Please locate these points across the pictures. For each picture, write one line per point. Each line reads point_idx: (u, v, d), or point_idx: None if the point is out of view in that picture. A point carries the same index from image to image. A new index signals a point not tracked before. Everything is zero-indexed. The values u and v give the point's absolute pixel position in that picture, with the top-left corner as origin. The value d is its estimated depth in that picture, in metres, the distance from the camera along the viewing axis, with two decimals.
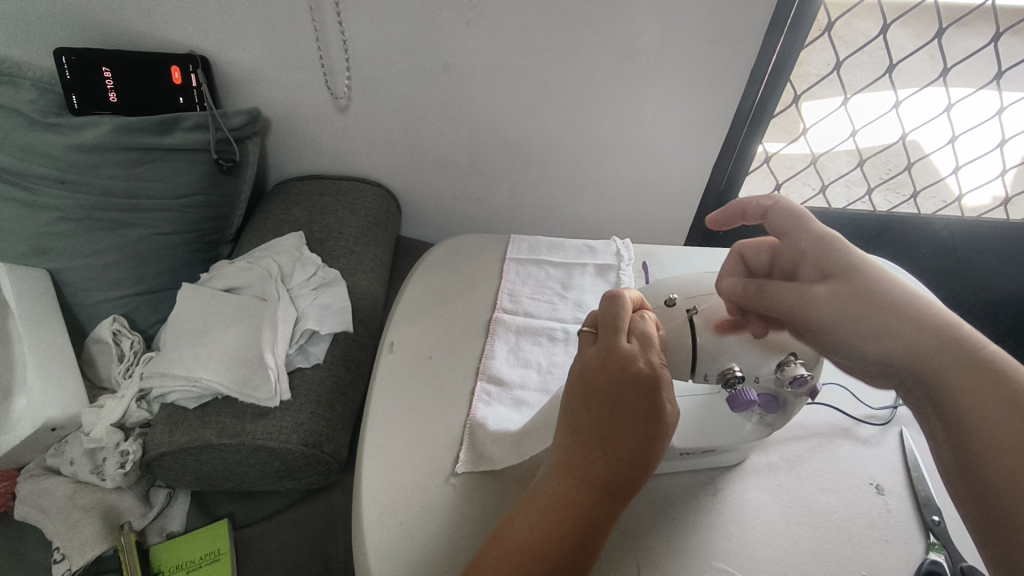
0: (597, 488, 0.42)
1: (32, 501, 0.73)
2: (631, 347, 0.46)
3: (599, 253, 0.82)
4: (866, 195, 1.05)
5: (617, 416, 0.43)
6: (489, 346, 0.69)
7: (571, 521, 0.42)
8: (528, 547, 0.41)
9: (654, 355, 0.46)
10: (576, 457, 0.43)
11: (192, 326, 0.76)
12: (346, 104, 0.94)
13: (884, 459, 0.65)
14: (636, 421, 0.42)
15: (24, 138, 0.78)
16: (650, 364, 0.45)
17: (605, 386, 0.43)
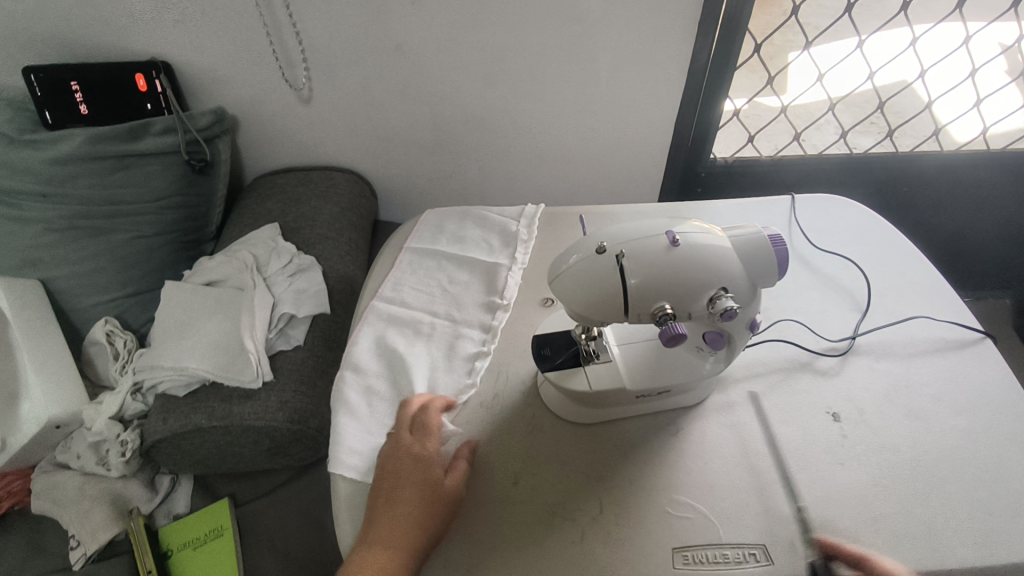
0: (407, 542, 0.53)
1: (46, 494, 0.78)
2: (411, 437, 0.60)
3: (495, 247, 0.83)
4: (839, 138, 1.15)
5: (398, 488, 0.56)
6: (355, 333, 0.73)
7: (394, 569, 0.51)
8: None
9: (431, 439, 0.60)
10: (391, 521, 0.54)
11: (176, 321, 0.80)
12: (309, 95, 0.96)
13: (842, 388, 0.67)
14: (416, 483, 0.56)
15: (4, 156, 0.84)
16: (423, 444, 0.59)
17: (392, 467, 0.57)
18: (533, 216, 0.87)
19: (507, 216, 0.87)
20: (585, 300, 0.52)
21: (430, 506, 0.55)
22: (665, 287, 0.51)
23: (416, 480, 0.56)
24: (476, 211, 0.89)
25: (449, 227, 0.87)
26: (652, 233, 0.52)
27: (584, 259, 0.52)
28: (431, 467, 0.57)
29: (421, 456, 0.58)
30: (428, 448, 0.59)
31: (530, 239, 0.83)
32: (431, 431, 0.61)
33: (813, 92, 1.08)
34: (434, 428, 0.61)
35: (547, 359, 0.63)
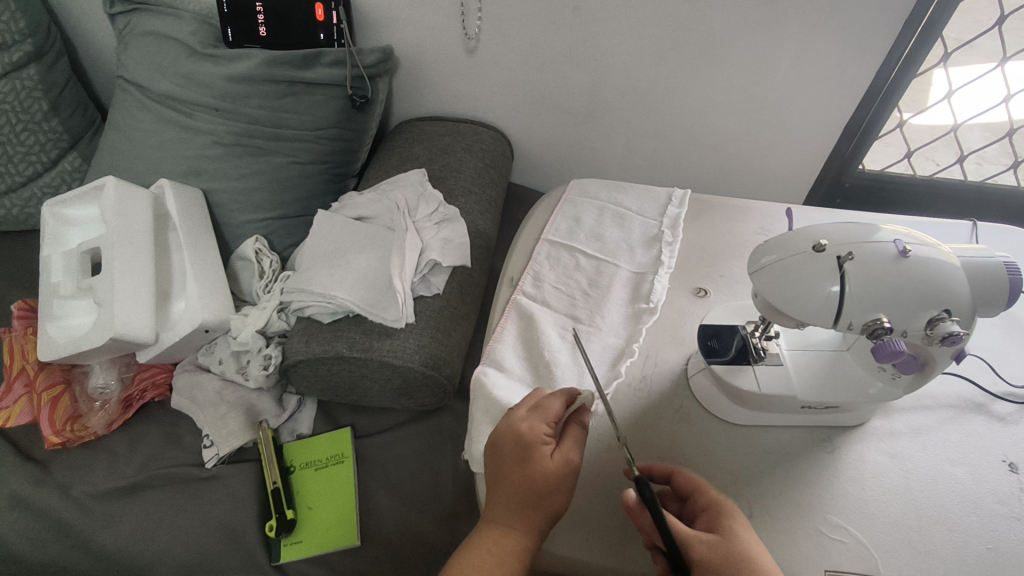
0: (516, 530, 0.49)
1: (187, 393, 0.84)
2: (520, 416, 0.53)
3: (637, 249, 0.77)
4: (1006, 170, 1.05)
5: (503, 472, 0.51)
6: (500, 327, 0.69)
7: (504, 556, 0.48)
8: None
9: (541, 423, 0.52)
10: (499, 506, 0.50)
11: (327, 249, 0.82)
12: (474, 46, 0.95)
13: (1020, 437, 0.62)
14: (518, 471, 0.50)
15: (188, 67, 0.89)
16: (530, 428, 0.51)
17: (499, 450, 0.51)
18: (676, 218, 0.81)
19: (647, 215, 0.82)
20: (789, 298, 0.49)
21: (537, 497, 0.49)
22: (883, 298, 0.48)
23: (520, 468, 0.50)
24: (617, 198, 0.85)
25: (586, 216, 0.82)
26: (878, 239, 0.49)
27: (796, 255, 0.49)
28: (534, 456, 0.50)
29: (529, 443, 0.50)
30: (537, 433, 0.51)
31: (674, 241, 0.77)
32: (545, 412, 0.52)
33: (997, 111, 1.00)
34: (549, 408, 0.52)
35: (713, 351, 0.60)
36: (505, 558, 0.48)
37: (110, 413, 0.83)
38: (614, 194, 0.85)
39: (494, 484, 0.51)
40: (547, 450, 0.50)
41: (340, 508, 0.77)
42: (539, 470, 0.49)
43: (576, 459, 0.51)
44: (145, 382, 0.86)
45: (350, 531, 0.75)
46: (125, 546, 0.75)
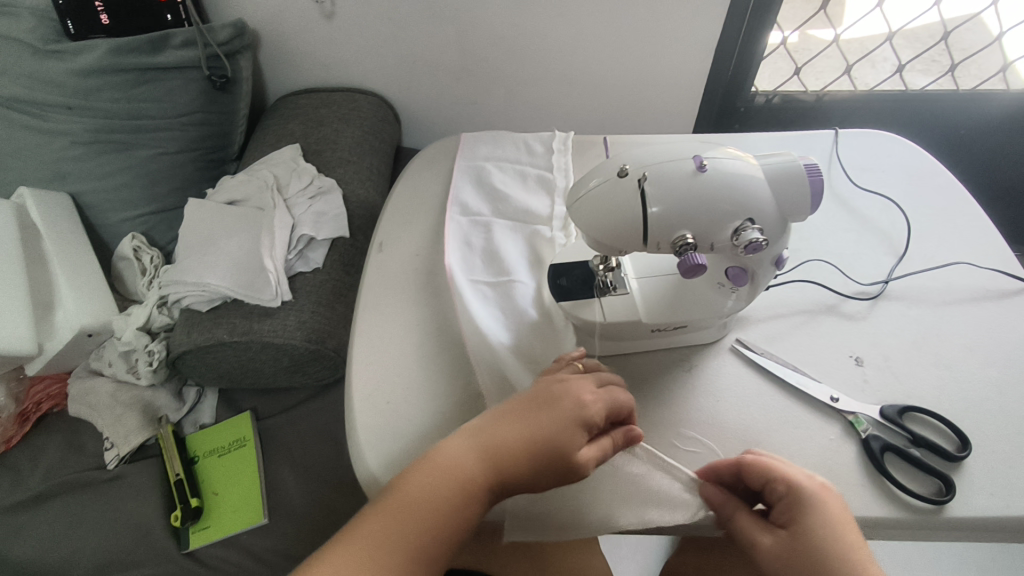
0: (485, 482, 0.42)
1: (82, 399, 0.83)
2: (589, 390, 0.45)
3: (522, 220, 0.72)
4: (897, 72, 1.06)
5: (529, 415, 0.43)
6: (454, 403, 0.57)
7: (461, 496, 0.41)
8: (421, 502, 0.40)
9: (599, 414, 0.44)
10: (493, 434, 0.43)
11: (198, 238, 0.80)
12: (330, 9, 0.92)
13: (868, 332, 0.64)
14: (545, 413, 0.43)
15: (30, 67, 0.85)
16: (596, 408, 0.44)
17: (543, 390, 0.45)
18: (565, 188, 0.74)
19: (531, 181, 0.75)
20: (604, 226, 0.50)
21: (541, 462, 0.42)
22: (685, 217, 0.49)
23: (554, 416, 0.43)
24: (495, 185, 0.74)
25: (471, 182, 0.75)
26: (679, 156, 0.50)
27: (605, 181, 0.50)
28: (577, 433, 0.42)
29: (586, 412, 0.43)
30: (596, 409, 0.44)
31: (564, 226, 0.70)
32: (613, 400, 0.45)
33: (870, 20, 1.00)
34: (616, 402, 0.45)
35: (562, 289, 0.61)
36: (459, 494, 0.41)
37: (5, 428, 0.83)
38: (497, 155, 0.79)
39: (510, 415, 0.44)
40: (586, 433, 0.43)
41: (246, 491, 0.79)
42: (569, 449, 0.42)
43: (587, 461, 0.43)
44: (39, 394, 0.85)
45: (257, 510, 0.77)
46: (35, 556, 0.76)
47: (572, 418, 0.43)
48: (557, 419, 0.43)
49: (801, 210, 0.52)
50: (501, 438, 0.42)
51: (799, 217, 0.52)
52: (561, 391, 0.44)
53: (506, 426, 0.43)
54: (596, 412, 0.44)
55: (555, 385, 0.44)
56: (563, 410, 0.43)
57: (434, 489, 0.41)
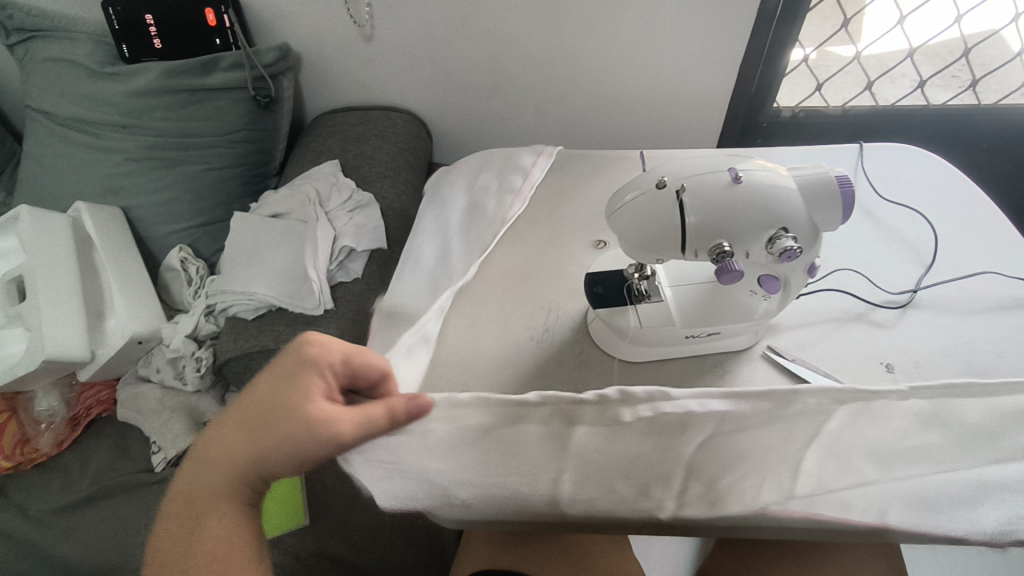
0: (229, 480, 0.40)
1: (131, 403, 0.87)
2: (321, 349, 0.41)
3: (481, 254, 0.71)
4: (918, 88, 1.08)
5: (255, 393, 0.41)
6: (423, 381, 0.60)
7: (197, 505, 0.40)
8: (166, 523, 0.40)
9: (328, 373, 0.40)
10: (220, 433, 0.41)
11: (245, 249, 0.84)
12: (371, 32, 0.97)
13: (899, 340, 0.65)
14: (272, 388, 0.40)
15: (88, 89, 0.91)
16: (331, 369, 0.41)
17: (269, 365, 0.42)
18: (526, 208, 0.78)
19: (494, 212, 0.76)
20: (641, 236, 0.53)
21: (271, 437, 0.39)
22: (722, 226, 0.52)
23: (279, 386, 0.40)
24: (470, 200, 0.78)
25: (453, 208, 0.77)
26: (715, 169, 0.52)
27: (644, 193, 0.52)
28: (298, 396, 0.39)
29: (311, 371, 0.40)
30: (326, 364, 0.40)
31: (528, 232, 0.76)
32: (352, 357, 0.42)
33: (891, 37, 1.02)
34: (359, 361, 0.42)
35: (599, 297, 0.64)
36: (195, 500, 0.40)
37: (58, 431, 0.86)
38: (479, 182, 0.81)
39: (235, 400, 0.42)
40: (318, 397, 0.40)
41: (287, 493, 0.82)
42: (296, 416, 0.39)
43: (334, 432, 0.39)
44: (90, 400, 0.90)
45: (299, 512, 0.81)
46: (84, 556, 0.79)
47: (292, 374, 0.40)
48: (273, 390, 0.40)
49: (830, 223, 0.54)
50: (227, 423, 0.41)
51: (828, 229, 0.54)
52: (294, 355, 0.41)
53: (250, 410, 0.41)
54: (329, 370, 0.40)
55: (284, 355, 0.42)
56: (282, 369, 0.41)
57: (181, 502, 0.40)
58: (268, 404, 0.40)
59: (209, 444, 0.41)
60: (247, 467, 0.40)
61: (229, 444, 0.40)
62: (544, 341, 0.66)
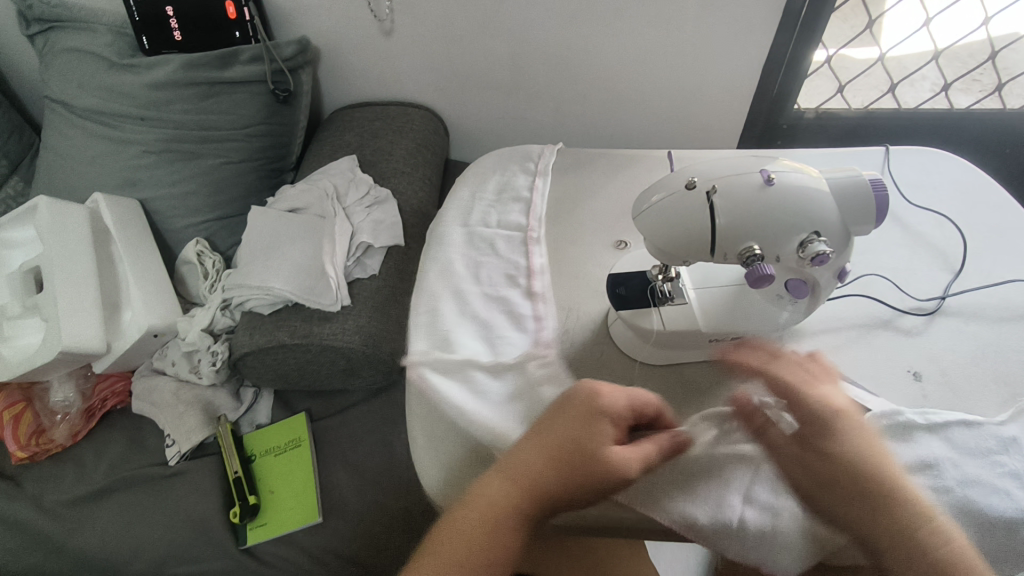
0: (518, 504, 0.41)
1: (147, 396, 0.87)
2: (608, 388, 0.45)
3: (502, 252, 0.64)
4: (942, 92, 1.07)
5: (553, 428, 0.43)
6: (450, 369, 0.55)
7: (498, 518, 0.41)
8: (464, 544, 0.41)
9: (626, 408, 0.45)
10: (512, 460, 0.43)
11: (262, 244, 0.84)
12: (390, 28, 0.96)
13: (927, 347, 0.64)
14: (577, 424, 0.43)
15: (108, 80, 0.90)
16: (621, 406, 0.44)
17: (573, 397, 0.45)
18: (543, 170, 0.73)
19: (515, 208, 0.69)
20: (669, 237, 0.52)
21: (575, 471, 0.41)
22: (753, 228, 0.51)
23: (568, 422, 0.43)
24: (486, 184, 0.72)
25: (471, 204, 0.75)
26: (746, 171, 0.51)
27: (673, 194, 0.51)
28: (597, 431, 0.43)
29: (605, 410, 0.43)
30: (618, 402, 0.44)
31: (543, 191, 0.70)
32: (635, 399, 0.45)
33: (916, 39, 1.00)
34: (641, 399, 0.46)
35: (621, 298, 0.62)
36: (490, 515, 0.41)
37: (73, 423, 0.86)
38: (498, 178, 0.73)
39: (531, 433, 0.44)
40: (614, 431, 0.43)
41: (301, 490, 0.82)
42: (599, 453, 0.42)
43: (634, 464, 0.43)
44: (105, 391, 0.89)
45: (311, 509, 0.80)
46: (98, 547, 0.79)
47: (595, 421, 0.43)
48: (581, 429, 0.43)
49: (863, 227, 0.53)
50: (520, 455, 0.43)
51: (861, 232, 0.53)
52: (580, 395, 0.44)
53: (515, 460, 0.43)
54: (618, 405, 0.44)
55: (575, 397, 0.44)
56: (582, 416, 0.43)
57: (464, 522, 0.41)
58: (565, 439, 0.43)
59: (512, 468, 0.42)
60: (542, 500, 0.42)
61: (530, 469, 0.42)
62: (565, 342, 0.65)
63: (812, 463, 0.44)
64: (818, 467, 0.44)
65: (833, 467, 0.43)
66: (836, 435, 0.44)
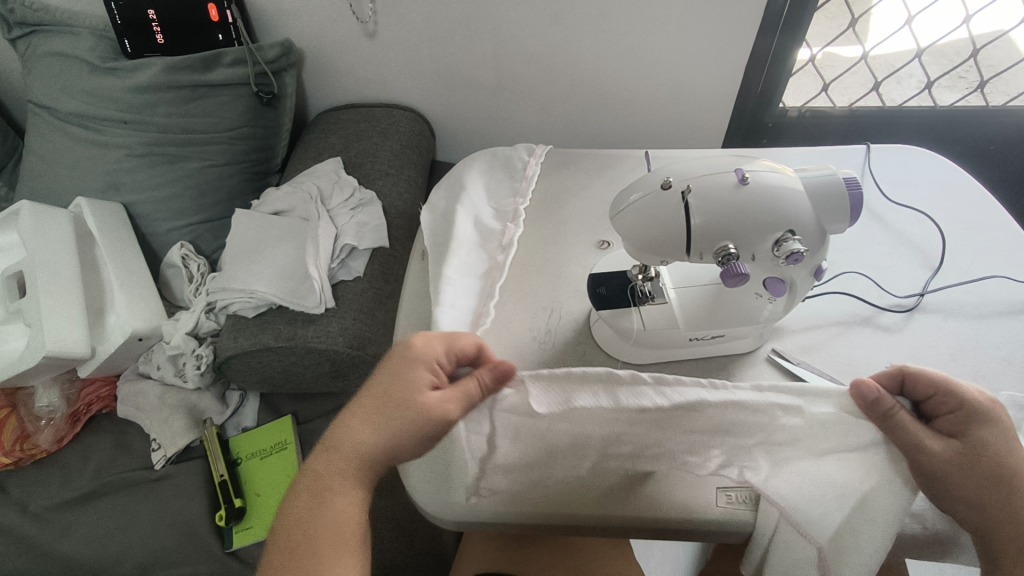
0: (343, 469, 0.44)
1: (132, 400, 0.86)
2: (423, 342, 0.45)
3: (473, 233, 0.70)
4: (925, 89, 1.07)
5: (377, 389, 0.45)
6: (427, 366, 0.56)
7: (326, 486, 0.44)
8: (297, 513, 0.45)
9: (441, 355, 0.44)
10: (332, 429, 0.46)
11: (246, 246, 0.84)
12: (374, 29, 0.96)
13: (905, 344, 0.65)
14: (388, 382, 0.44)
15: (90, 84, 0.90)
16: (433, 358, 0.45)
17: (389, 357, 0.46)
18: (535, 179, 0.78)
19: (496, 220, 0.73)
20: (645, 237, 0.52)
21: (393, 424, 0.43)
22: (728, 228, 0.51)
23: (386, 380, 0.44)
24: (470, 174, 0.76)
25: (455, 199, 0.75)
26: (721, 170, 0.52)
27: (649, 194, 0.52)
28: (410, 385, 0.44)
29: (419, 364, 0.44)
30: (430, 354, 0.44)
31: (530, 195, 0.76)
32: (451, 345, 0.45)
33: (899, 37, 1.01)
34: (460, 343, 0.45)
35: (601, 298, 0.62)
36: (318, 484, 0.44)
37: (58, 428, 0.86)
38: (484, 191, 0.76)
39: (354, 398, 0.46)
40: (427, 383, 0.44)
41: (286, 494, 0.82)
42: (412, 403, 0.43)
43: (448, 408, 0.43)
44: (90, 396, 0.88)
45: None
46: (83, 552, 0.79)
47: (404, 373, 0.44)
48: (395, 386, 0.44)
49: (836, 225, 0.53)
50: (340, 424, 0.45)
51: (835, 230, 0.54)
52: (400, 355, 0.45)
53: (369, 416, 0.45)
54: (433, 356, 0.44)
55: (392, 355, 0.46)
56: (394, 371, 0.44)
57: (304, 497, 0.45)
58: (386, 397, 0.44)
59: (338, 437, 0.45)
60: (361, 457, 0.44)
61: (354, 433, 0.44)
62: (546, 342, 0.65)
63: (965, 464, 0.42)
64: (970, 471, 0.42)
65: (986, 465, 0.42)
66: (987, 432, 0.42)
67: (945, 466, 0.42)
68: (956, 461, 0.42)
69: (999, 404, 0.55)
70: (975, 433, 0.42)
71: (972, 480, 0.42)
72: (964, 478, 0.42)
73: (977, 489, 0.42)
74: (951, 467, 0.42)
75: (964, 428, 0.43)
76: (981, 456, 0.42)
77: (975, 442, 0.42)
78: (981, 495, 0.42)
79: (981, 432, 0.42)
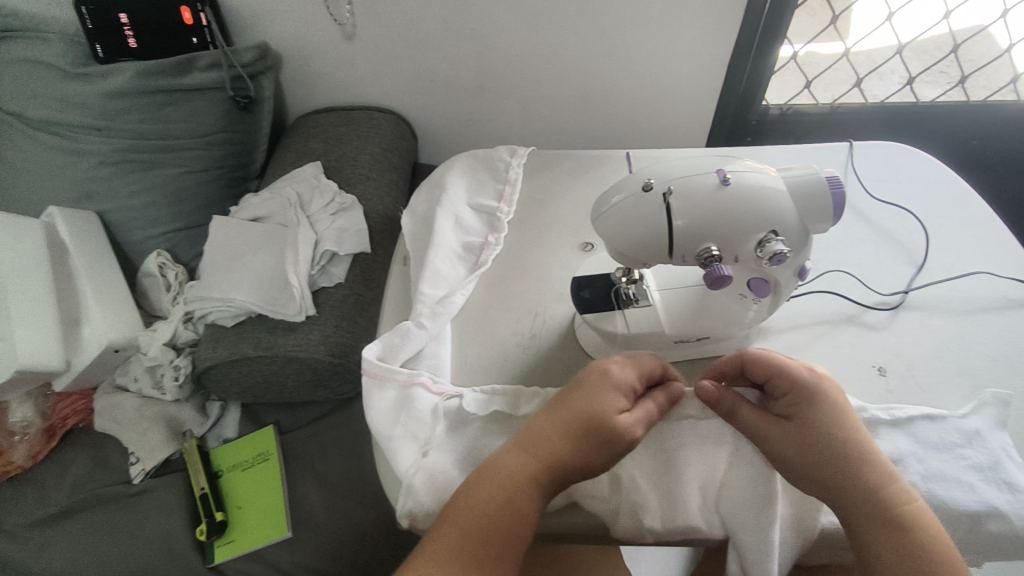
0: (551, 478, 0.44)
1: (108, 414, 0.84)
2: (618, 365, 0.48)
3: (454, 234, 0.71)
4: (907, 85, 1.07)
5: (578, 402, 0.46)
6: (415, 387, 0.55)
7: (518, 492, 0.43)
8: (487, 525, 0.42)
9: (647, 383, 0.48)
10: (546, 440, 0.45)
11: (224, 254, 0.82)
12: (352, 31, 0.95)
13: (890, 342, 0.64)
14: (604, 398, 0.46)
15: (61, 90, 0.87)
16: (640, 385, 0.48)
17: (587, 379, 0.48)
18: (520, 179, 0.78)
19: (477, 230, 0.73)
20: (627, 239, 0.51)
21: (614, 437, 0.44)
22: (710, 229, 0.50)
23: (586, 395, 0.46)
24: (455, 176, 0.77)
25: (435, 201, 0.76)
26: (703, 171, 0.51)
27: (631, 196, 0.51)
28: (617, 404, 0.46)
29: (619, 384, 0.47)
30: (627, 376, 0.48)
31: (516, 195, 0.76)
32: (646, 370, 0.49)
33: (880, 34, 1.00)
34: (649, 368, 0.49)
35: (586, 302, 0.61)
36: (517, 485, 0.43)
37: (32, 443, 0.84)
38: (466, 192, 0.77)
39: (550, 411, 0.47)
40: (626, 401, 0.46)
41: (269, 506, 0.81)
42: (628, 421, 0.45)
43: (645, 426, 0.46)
44: (66, 410, 0.87)
45: (280, 525, 0.79)
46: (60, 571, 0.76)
47: (606, 390, 0.46)
48: (601, 395, 0.46)
49: (819, 224, 0.52)
50: (543, 432, 0.46)
51: (819, 230, 0.53)
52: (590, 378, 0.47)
53: (530, 436, 0.46)
54: (630, 379, 0.48)
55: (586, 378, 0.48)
56: (591, 388, 0.46)
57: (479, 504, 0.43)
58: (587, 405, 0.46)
59: (528, 444, 0.45)
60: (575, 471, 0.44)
61: (550, 445, 0.45)
62: (529, 347, 0.64)
63: (799, 439, 0.44)
64: (806, 443, 0.44)
65: (804, 438, 0.44)
66: (813, 410, 0.45)
67: (776, 444, 0.45)
68: (783, 440, 0.45)
69: (984, 401, 0.55)
70: (814, 412, 0.45)
71: (802, 453, 0.44)
72: (801, 455, 0.44)
73: (815, 467, 0.44)
74: (789, 443, 0.45)
75: (795, 407, 0.46)
76: (814, 433, 0.44)
77: (803, 420, 0.45)
78: (825, 469, 0.43)
79: (817, 410, 0.45)
